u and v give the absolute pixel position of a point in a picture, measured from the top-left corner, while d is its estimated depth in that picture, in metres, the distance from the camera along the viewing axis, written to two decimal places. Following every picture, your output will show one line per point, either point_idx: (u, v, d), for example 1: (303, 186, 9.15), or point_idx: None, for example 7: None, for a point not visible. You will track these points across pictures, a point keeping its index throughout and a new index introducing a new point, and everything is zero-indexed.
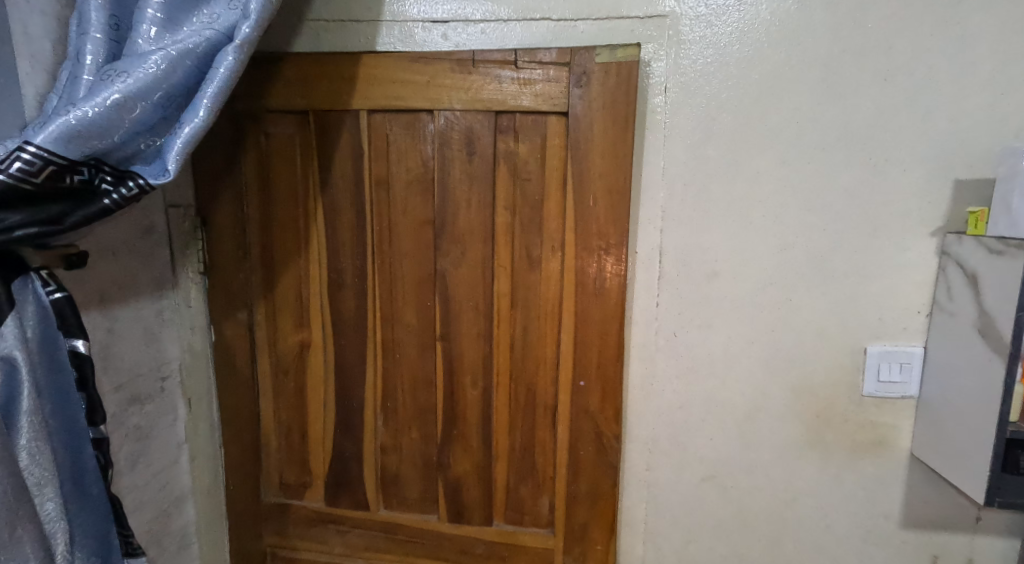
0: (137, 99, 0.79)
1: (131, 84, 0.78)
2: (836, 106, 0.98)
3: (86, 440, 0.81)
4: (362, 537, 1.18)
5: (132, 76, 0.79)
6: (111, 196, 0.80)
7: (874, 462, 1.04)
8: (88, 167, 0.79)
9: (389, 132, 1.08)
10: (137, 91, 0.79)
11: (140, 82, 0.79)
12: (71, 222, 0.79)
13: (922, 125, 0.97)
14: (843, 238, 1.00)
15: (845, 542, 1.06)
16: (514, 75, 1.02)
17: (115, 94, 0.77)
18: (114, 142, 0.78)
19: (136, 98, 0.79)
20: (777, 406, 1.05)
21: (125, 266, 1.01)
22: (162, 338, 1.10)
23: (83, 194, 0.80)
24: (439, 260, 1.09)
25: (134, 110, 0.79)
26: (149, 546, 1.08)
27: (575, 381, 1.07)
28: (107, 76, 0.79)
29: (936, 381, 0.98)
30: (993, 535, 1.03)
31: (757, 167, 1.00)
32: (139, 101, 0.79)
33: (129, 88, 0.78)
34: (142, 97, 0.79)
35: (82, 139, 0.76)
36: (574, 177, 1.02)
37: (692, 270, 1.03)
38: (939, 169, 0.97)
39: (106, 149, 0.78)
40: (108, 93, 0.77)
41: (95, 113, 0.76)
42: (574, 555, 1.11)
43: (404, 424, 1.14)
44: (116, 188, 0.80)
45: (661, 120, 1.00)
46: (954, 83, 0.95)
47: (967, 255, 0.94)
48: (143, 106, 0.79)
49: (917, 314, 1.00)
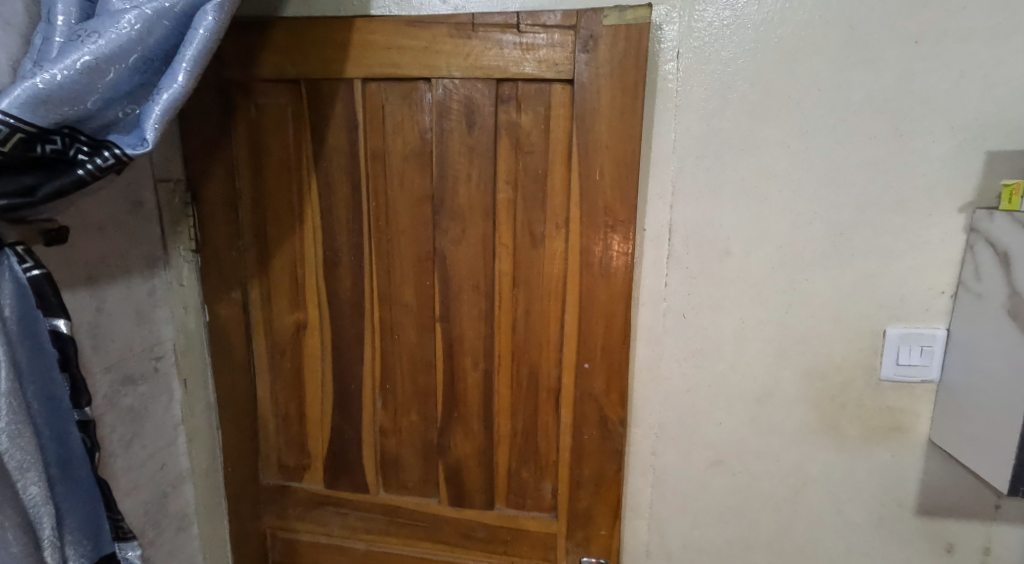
0: (110, 62, 0.74)
1: (104, 46, 0.73)
2: (863, 72, 0.91)
3: (71, 422, 0.79)
4: (362, 519, 1.17)
5: (105, 36, 0.73)
6: (86, 166, 0.75)
7: (889, 449, 1.00)
8: (61, 136, 0.74)
9: (384, 102, 1.02)
10: (110, 53, 0.73)
11: (112, 44, 0.73)
12: (42, 195, 0.74)
13: (955, 92, 0.90)
14: (865, 216, 0.95)
15: (856, 530, 1.03)
16: (516, 39, 0.95)
17: (86, 56, 0.72)
18: (87, 109, 0.74)
19: (109, 61, 0.74)
20: (789, 391, 1.01)
21: (113, 243, 0.97)
22: (154, 317, 1.07)
23: (59, 165, 0.75)
24: (438, 237, 1.05)
25: (107, 74, 0.74)
26: (146, 528, 1.07)
27: (579, 363, 1.03)
28: (77, 36, 0.73)
29: (960, 365, 0.93)
30: (1013, 524, 0.99)
31: (774, 139, 0.94)
32: (113, 64, 0.74)
33: (101, 50, 0.73)
34: (115, 60, 0.74)
35: (51, 105, 0.71)
36: (579, 150, 0.96)
37: (702, 247, 0.98)
38: (970, 140, 0.91)
39: (79, 117, 0.74)
40: (78, 56, 0.72)
41: (65, 77, 0.71)
42: (577, 540, 1.09)
43: (404, 406, 1.12)
44: (91, 157, 0.75)
45: (672, 88, 0.94)
46: (992, 44, 0.88)
47: (998, 232, 0.88)
48: (116, 69, 0.74)
49: (940, 295, 0.95)
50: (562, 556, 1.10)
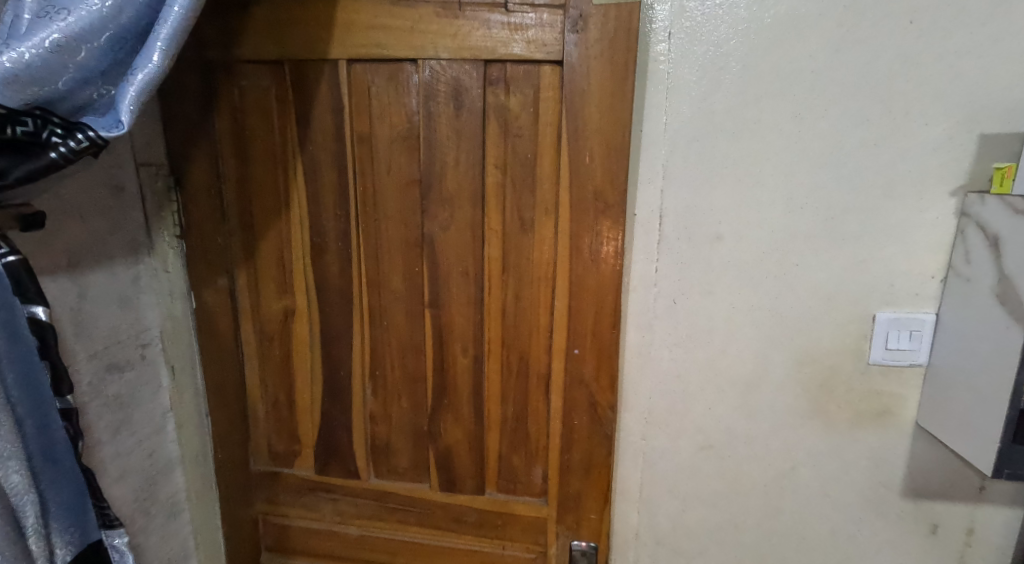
0: (81, 40, 0.71)
1: (73, 24, 0.71)
2: (856, 53, 0.89)
3: (52, 411, 0.77)
4: (353, 504, 1.18)
5: (74, 14, 0.71)
6: (59, 148, 0.72)
7: (875, 432, 1.01)
8: (32, 118, 0.71)
9: (370, 83, 1.00)
10: (80, 31, 0.71)
11: (82, 22, 0.71)
12: (13, 177, 0.72)
13: (949, 74, 0.89)
14: (855, 201, 0.94)
15: (843, 512, 1.04)
16: (504, 19, 0.93)
17: (55, 33, 0.70)
18: (58, 90, 0.72)
19: (79, 39, 0.71)
20: (778, 375, 1.01)
21: (94, 229, 0.96)
22: (140, 304, 1.06)
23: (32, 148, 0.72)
24: (426, 223, 1.04)
25: (78, 52, 0.72)
26: (136, 514, 1.07)
27: (569, 348, 1.03)
28: (45, 13, 0.71)
29: (948, 349, 0.94)
30: (996, 505, 1.00)
31: (766, 121, 0.93)
32: (84, 43, 0.72)
33: (71, 28, 0.71)
34: (86, 39, 0.72)
35: (20, 86, 0.69)
36: (569, 133, 0.95)
37: (693, 233, 0.97)
38: (962, 123, 0.90)
39: (50, 98, 0.72)
40: (47, 33, 0.70)
41: (34, 56, 0.69)
42: (567, 524, 1.10)
43: (394, 392, 1.12)
44: (65, 140, 0.72)
45: (664, 70, 0.92)
46: (986, 24, 0.87)
47: (989, 216, 0.88)
48: (88, 49, 0.72)
49: (930, 279, 0.95)
50: (553, 540, 1.11)
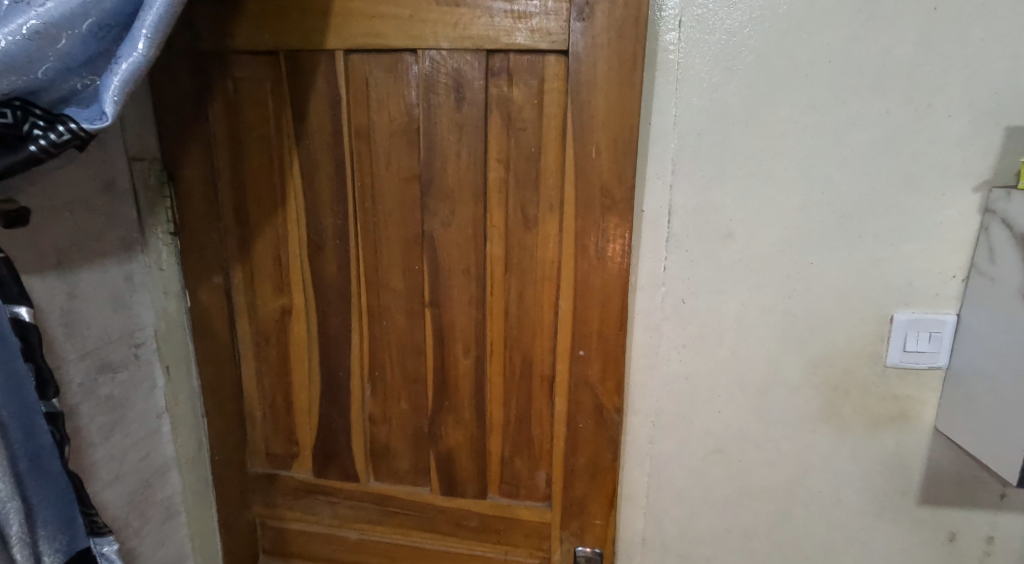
0: (62, 27, 0.68)
1: (53, 9, 0.67)
2: (877, 43, 0.85)
3: (38, 413, 0.74)
4: (352, 508, 1.16)
5: None
6: (39, 141, 0.70)
7: (891, 438, 0.97)
8: (13, 109, 0.68)
9: (368, 75, 0.96)
10: (61, 18, 0.68)
11: (64, 7, 0.68)
12: None
13: (975, 64, 0.84)
14: (873, 198, 0.90)
15: (857, 519, 1.01)
16: (507, 7, 0.89)
17: (33, 20, 0.66)
18: (39, 79, 0.68)
19: (60, 26, 0.68)
20: (791, 379, 0.97)
21: (84, 226, 0.93)
22: (133, 302, 1.03)
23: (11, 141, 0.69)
24: (426, 219, 1.00)
25: (59, 40, 0.68)
26: (131, 517, 1.04)
27: (575, 350, 1.00)
28: None
29: (970, 352, 0.90)
30: (1017, 513, 0.97)
31: (780, 114, 0.88)
32: (64, 30, 0.68)
33: (51, 14, 0.67)
34: (68, 26, 0.68)
35: None
36: (574, 128, 0.91)
37: (703, 231, 0.93)
38: (988, 116, 0.85)
39: (30, 88, 0.68)
40: (25, 19, 0.66)
41: (11, 43, 0.65)
42: (571, 530, 1.07)
43: (393, 393, 1.09)
44: (46, 132, 0.70)
45: (673, 60, 0.88)
46: (1015, 11, 0.82)
47: (1016, 213, 0.84)
48: (69, 36, 0.69)
49: (952, 278, 0.91)
50: (556, 546, 1.09)
